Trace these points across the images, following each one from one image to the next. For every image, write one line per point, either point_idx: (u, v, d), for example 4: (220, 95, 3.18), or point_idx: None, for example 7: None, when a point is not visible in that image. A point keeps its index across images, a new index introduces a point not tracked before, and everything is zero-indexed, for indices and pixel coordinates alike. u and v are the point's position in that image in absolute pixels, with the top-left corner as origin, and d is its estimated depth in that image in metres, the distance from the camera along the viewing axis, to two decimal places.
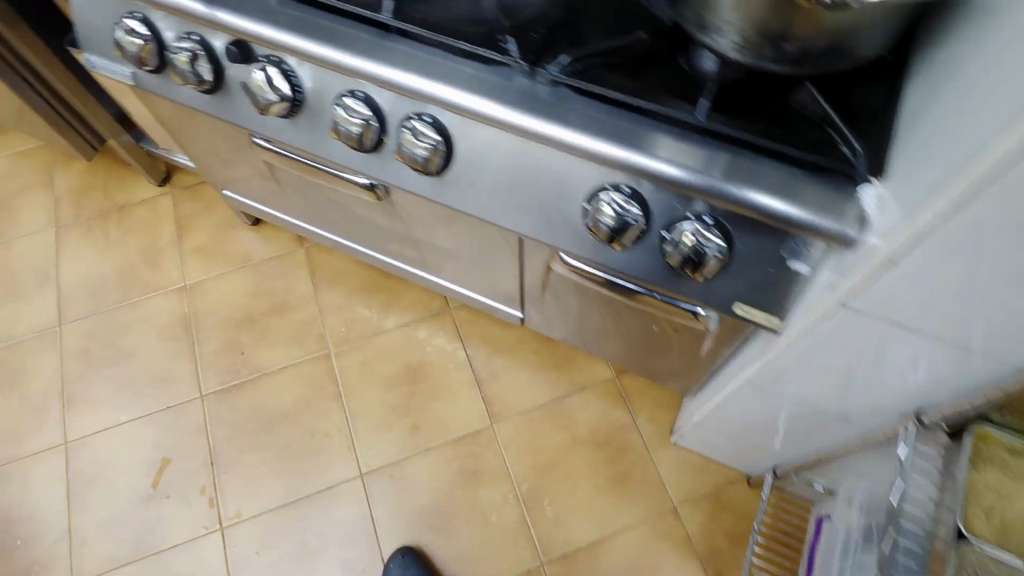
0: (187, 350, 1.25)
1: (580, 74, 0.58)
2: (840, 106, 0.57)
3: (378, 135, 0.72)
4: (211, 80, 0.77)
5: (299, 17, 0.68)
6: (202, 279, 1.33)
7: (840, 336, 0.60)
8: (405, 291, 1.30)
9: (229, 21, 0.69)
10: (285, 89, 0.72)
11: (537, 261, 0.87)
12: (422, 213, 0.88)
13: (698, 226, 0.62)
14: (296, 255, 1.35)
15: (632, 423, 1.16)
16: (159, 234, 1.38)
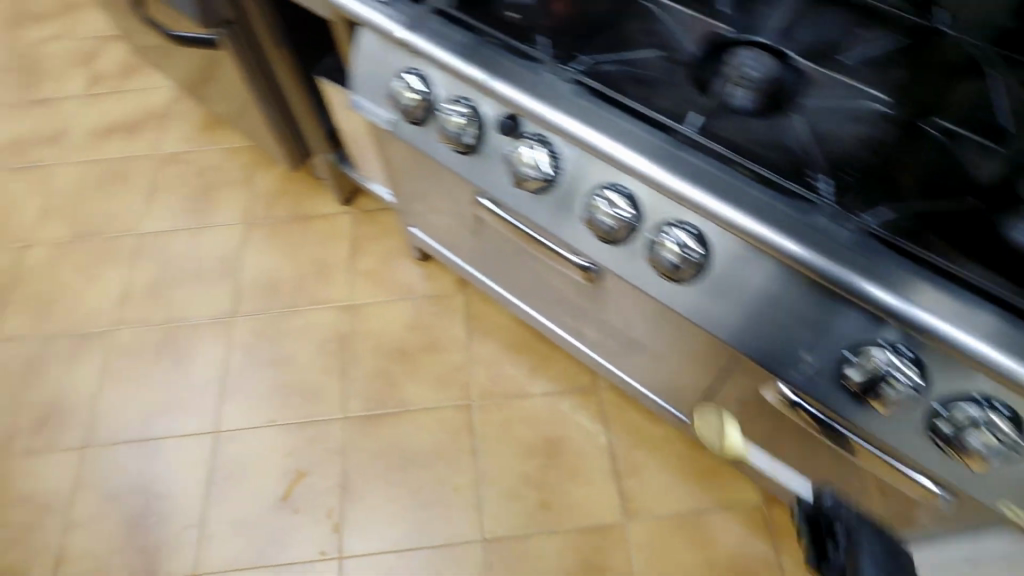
0: (339, 369, 1.29)
1: (901, 234, 0.55)
2: None
3: (630, 232, 0.72)
4: (471, 144, 0.80)
5: (589, 106, 0.66)
6: (364, 302, 1.37)
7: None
8: (556, 359, 1.28)
9: (506, 94, 0.69)
10: (547, 169, 0.74)
11: (742, 382, 0.82)
12: (630, 304, 0.86)
13: (992, 415, 0.56)
14: (456, 298, 1.37)
15: (775, 561, 1.07)
16: (334, 250, 1.45)
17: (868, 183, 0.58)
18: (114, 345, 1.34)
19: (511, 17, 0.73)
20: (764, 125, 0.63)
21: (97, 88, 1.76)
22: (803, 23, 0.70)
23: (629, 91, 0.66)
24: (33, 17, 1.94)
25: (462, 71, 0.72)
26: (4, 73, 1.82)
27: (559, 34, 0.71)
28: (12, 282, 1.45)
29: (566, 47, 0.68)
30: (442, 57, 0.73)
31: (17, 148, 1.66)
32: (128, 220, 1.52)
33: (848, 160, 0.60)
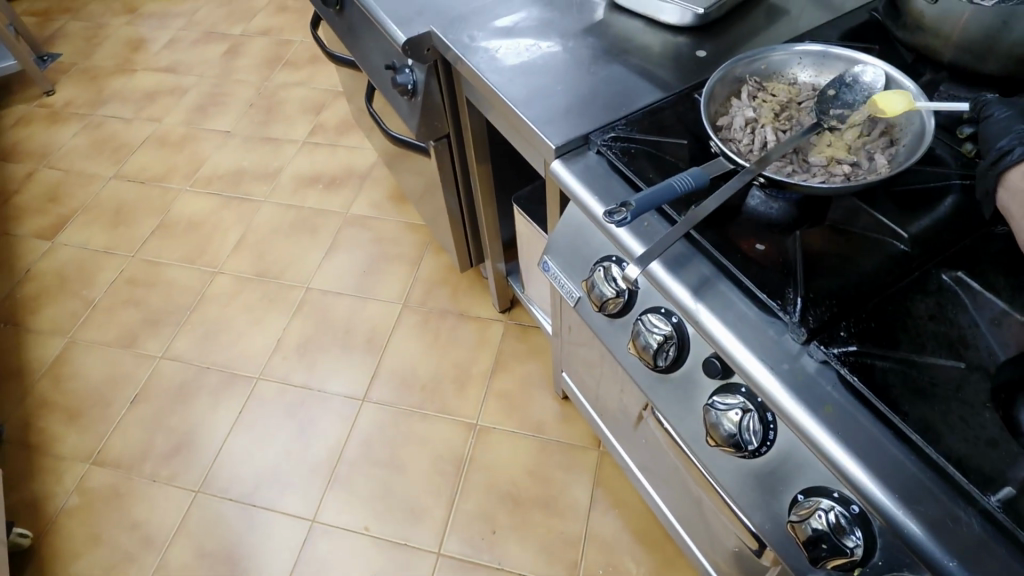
0: (446, 495, 1.21)
1: None
2: None
3: (851, 566, 0.53)
4: (662, 366, 0.66)
5: (844, 406, 0.51)
6: (491, 426, 1.29)
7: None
8: (683, 569, 1.09)
9: (734, 355, 0.56)
10: (754, 440, 0.58)
11: None
12: None
13: None
14: (586, 454, 1.23)
15: None
16: (477, 358, 1.39)
17: None
18: (254, 394, 1.38)
19: (757, 247, 0.60)
20: None
21: (315, 137, 1.90)
22: None
23: (905, 404, 0.49)
24: (285, 62, 2.17)
25: (680, 301, 0.60)
26: (248, 107, 2.03)
27: (818, 293, 0.55)
28: (194, 303, 1.56)
29: (824, 317, 0.54)
30: (661, 278, 0.61)
31: (236, 177, 1.83)
32: (303, 272, 1.59)
33: None
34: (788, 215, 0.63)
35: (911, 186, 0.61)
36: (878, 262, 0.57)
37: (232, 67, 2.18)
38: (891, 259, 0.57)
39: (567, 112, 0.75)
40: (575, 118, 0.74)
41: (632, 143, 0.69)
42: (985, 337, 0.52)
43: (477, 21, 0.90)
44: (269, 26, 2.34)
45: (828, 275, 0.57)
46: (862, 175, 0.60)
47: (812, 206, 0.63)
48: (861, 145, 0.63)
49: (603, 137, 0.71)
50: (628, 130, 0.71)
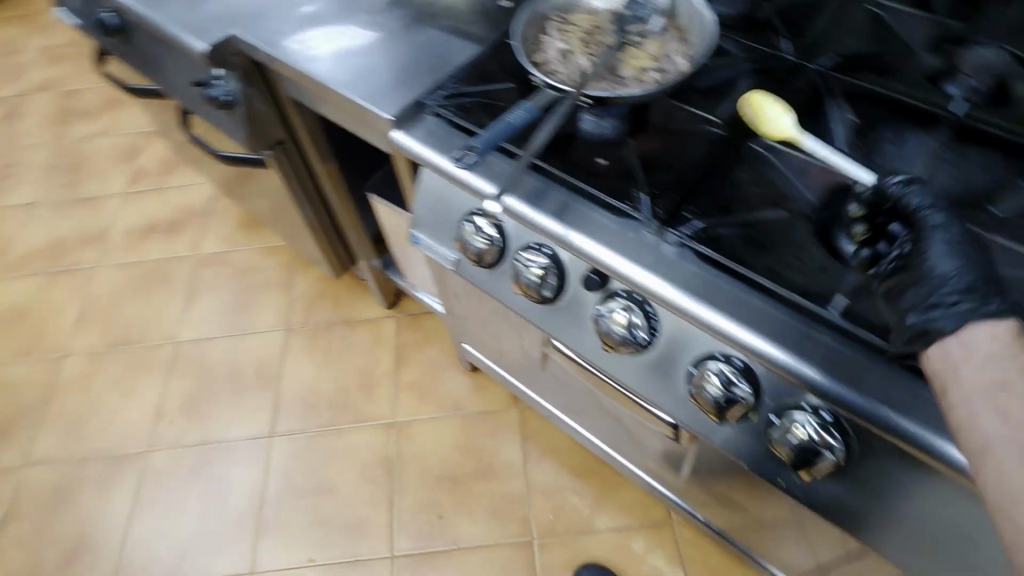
0: (385, 498, 1.19)
1: None
2: None
3: (747, 411, 0.60)
4: (549, 296, 0.70)
5: (699, 273, 0.57)
6: (410, 419, 1.28)
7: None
8: (622, 486, 1.16)
9: (601, 258, 0.60)
10: (643, 333, 0.64)
11: (871, 565, 0.70)
12: (729, 467, 0.75)
13: None
14: (508, 414, 1.27)
15: None
16: (377, 358, 1.37)
17: None
18: (149, 469, 1.26)
19: (600, 163, 0.65)
20: None
21: (137, 185, 1.74)
22: (937, 166, 0.61)
23: (751, 258, 0.57)
24: (78, 114, 1.95)
25: (545, 228, 0.63)
26: (48, 171, 1.81)
27: (660, 188, 0.61)
28: (48, 396, 1.39)
29: (670, 206, 0.59)
30: (522, 212, 0.64)
31: (57, 249, 1.64)
32: (165, 327, 1.46)
33: None
34: (619, 130, 0.67)
35: (712, 79, 0.69)
36: (702, 149, 0.64)
37: (14, 132, 1.93)
38: (711, 143, 0.64)
39: (395, 83, 0.76)
40: (404, 86, 0.75)
41: (464, 97, 0.71)
42: (797, 187, 0.60)
43: (279, 17, 0.87)
44: (46, 79, 2.09)
45: (664, 170, 0.63)
46: (670, 77, 0.67)
47: (636, 115, 0.68)
48: (662, 52, 0.70)
49: (436, 99, 0.72)
50: (457, 86, 0.73)
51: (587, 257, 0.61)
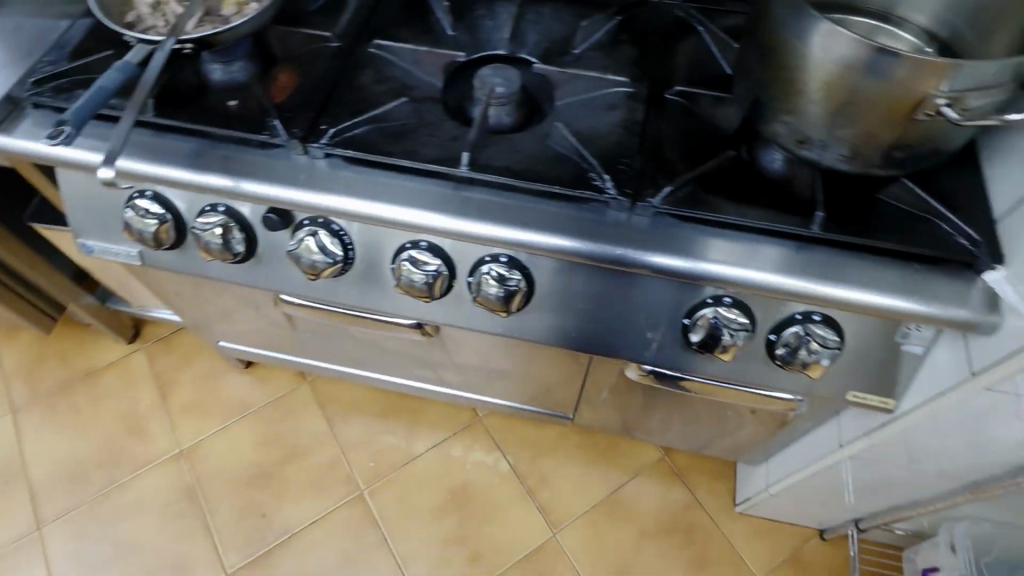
0: (200, 527, 1.12)
1: (686, 202, 0.56)
2: (933, 188, 0.58)
3: (448, 282, 0.67)
4: (242, 252, 0.70)
5: (352, 175, 0.61)
6: (198, 441, 1.20)
7: (993, 414, 0.60)
8: (427, 408, 1.23)
9: (262, 193, 0.61)
10: (337, 252, 0.67)
11: (606, 370, 0.84)
12: (475, 342, 0.84)
13: (811, 326, 0.62)
14: (300, 393, 1.25)
15: (694, 501, 1.14)
16: (138, 398, 1.24)
17: (642, 161, 0.59)
18: None
19: (231, 104, 0.64)
20: (532, 140, 0.62)
21: None
22: (524, 27, 0.72)
23: (389, 146, 0.60)
24: None
25: (203, 185, 0.62)
26: None
27: (291, 111, 0.62)
28: None
29: (306, 124, 0.61)
30: (171, 176, 0.62)
31: None
32: None
33: (621, 148, 0.59)
34: (251, 70, 0.67)
35: (320, 2, 0.72)
36: (325, 62, 0.67)
37: None
38: (332, 58, 0.67)
39: None
40: None
41: (61, 77, 0.64)
42: (420, 77, 0.68)
43: None
44: None
45: (293, 94, 0.64)
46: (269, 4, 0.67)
47: (263, 52, 0.69)
48: None
49: (27, 89, 0.64)
50: (48, 69, 0.65)
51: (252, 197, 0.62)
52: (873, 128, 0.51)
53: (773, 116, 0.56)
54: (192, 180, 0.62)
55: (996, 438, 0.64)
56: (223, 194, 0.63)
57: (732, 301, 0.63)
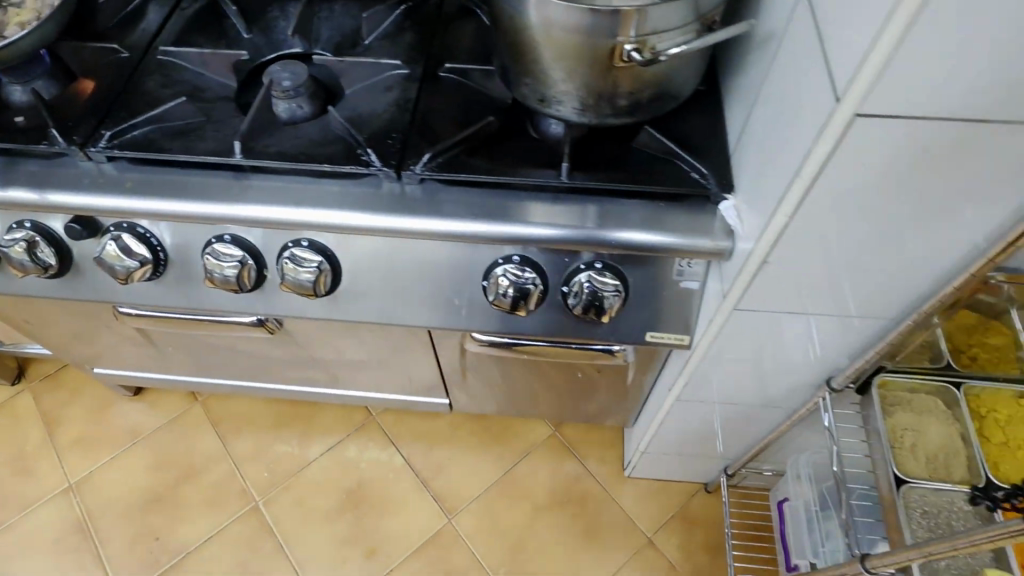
0: (91, 559, 1.10)
1: (444, 167, 0.60)
2: (678, 135, 0.62)
3: (258, 272, 0.70)
4: (54, 265, 0.70)
5: (140, 177, 0.64)
6: (87, 473, 1.18)
7: (761, 335, 0.65)
8: (320, 413, 1.24)
9: (62, 201, 0.63)
10: (144, 253, 0.69)
11: (450, 346, 0.87)
12: (320, 333, 0.86)
13: (592, 274, 0.66)
14: (192, 413, 1.24)
15: (584, 471, 1.17)
16: (24, 438, 1.22)
17: (408, 134, 0.63)
18: None
19: (18, 120, 0.66)
20: (313, 126, 0.66)
21: None
22: (317, 24, 0.75)
23: (167, 143, 0.63)
24: None
25: (8, 199, 0.64)
26: None
27: (72, 120, 0.64)
28: None
29: (87, 131, 0.63)
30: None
31: None
32: None
33: (389, 125, 0.63)
34: (50, 86, 0.69)
35: (115, 19, 0.74)
36: (115, 72, 0.69)
37: None
38: (122, 70, 0.69)
39: None
40: None
41: None
42: (213, 79, 0.71)
43: None
44: None
45: (81, 104, 0.67)
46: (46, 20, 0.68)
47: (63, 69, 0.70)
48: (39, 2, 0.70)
49: None
50: None
51: (59, 207, 0.64)
52: (590, 80, 0.55)
53: (516, 79, 0.60)
54: None
55: (780, 358, 0.69)
56: (25, 208, 0.65)
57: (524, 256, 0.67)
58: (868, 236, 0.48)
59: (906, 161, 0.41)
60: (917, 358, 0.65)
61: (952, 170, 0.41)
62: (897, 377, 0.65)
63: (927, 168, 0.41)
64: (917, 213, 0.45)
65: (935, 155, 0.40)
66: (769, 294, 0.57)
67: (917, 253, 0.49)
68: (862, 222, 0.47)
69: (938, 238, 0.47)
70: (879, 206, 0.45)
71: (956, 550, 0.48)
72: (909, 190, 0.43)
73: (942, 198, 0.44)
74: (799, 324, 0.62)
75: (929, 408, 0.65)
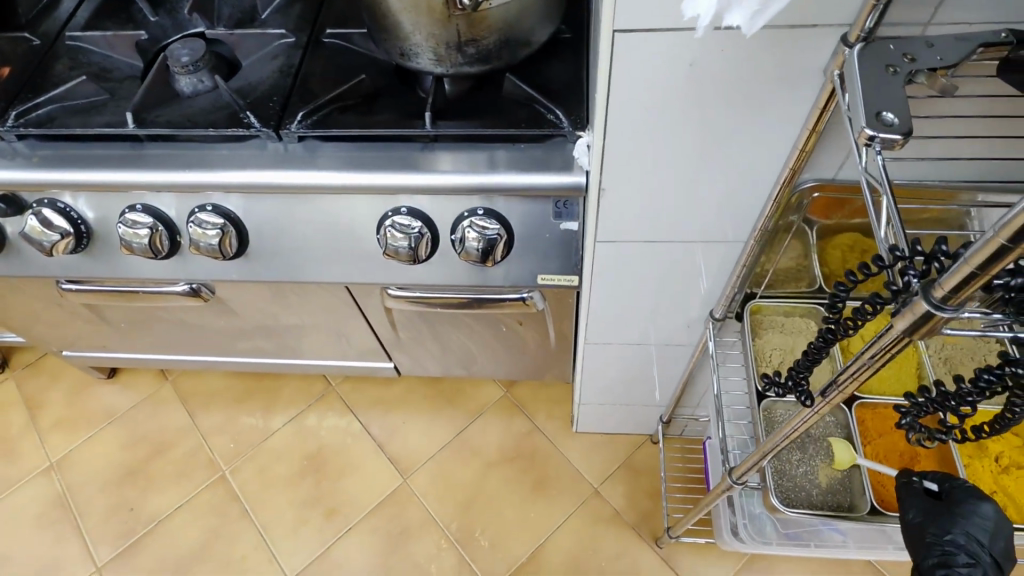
0: (71, 530, 1.17)
1: (318, 124, 0.65)
2: (541, 82, 0.66)
3: (170, 237, 0.75)
4: None
5: (48, 153, 0.69)
6: (67, 451, 1.25)
7: (630, 270, 0.68)
8: (283, 386, 1.29)
9: None
10: (64, 226, 0.74)
11: (374, 305, 0.91)
12: (251, 299, 0.91)
13: (474, 220, 0.69)
14: (163, 392, 1.31)
15: (534, 428, 1.21)
16: (9, 422, 1.29)
17: (289, 97, 0.67)
18: None
19: None
20: (205, 96, 0.70)
21: None
22: None
23: (69, 119, 0.68)
24: None
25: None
26: None
27: None
28: None
29: None
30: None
31: None
32: None
33: (271, 89, 0.68)
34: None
35: (30, 10, 0.79)
36: (28, 58, 0.75)
37: None
38: (34, 56, 0.75)
39: None
40: None
41: None
42: (119, 59, 0.76)
43: None
44: None
45: None
46: None
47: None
48: None
49: None
50: None
51: None
52: (435, 29, 0.59)
53: (379, 37, 0.64)
54: None
55: (662, 291, 0.72)
56: None
57: (414, 211, 0.71)
58: (678, 157, 0.52)
59: (682, 71, 0.44)
60: (788, 283, 0.68)
61: (726, 78, 0.45)
62: (771, 302, 0.69)
63: (704, 76, 0.45)
64: (713, 130, 0.49)
65: (704, 63, 0.44)
66: (621, 223, 0.60)
67: (731, 168, 0.53)
68: (669, 138, 0.50)
69: (742, 151, 0.51)
70: (677, 123, 0.49)
71: (777, 447, 0.51)
72: (695, 106, 0.47)
73: (729, 108, 0.47)
74: (663, 253, 0.65)
75: (801, 330, 0.68)
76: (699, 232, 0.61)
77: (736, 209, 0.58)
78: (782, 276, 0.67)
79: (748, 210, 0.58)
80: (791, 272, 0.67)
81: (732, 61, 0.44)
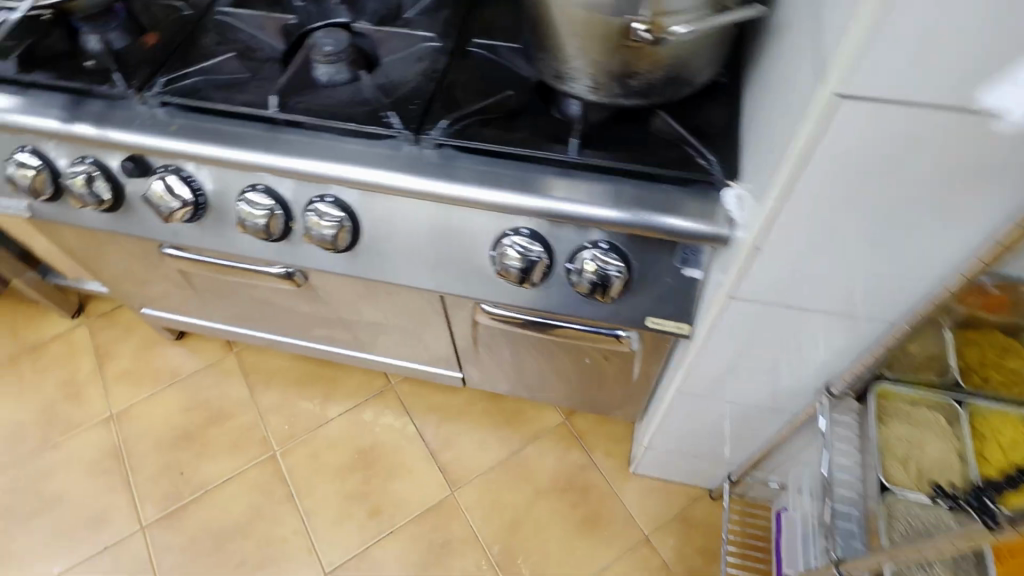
0: (122, 483, 1.18)
1: (458, 133, 0.63)
2: (692, 125, 0.64)
3: (285, 222, 0.75)
4: (109, 200, 0.78)
5: (187, 123, 0.69)
6: (129, 405, 1.27)
7: (752, 330, 0.65)
8: (344, 376, 1.29)
9: (123, 140, 0.69)
10: (186, 195, 0.74)
11: (463, 317, 0.90)
12: (344, 293, 0.91)
13: (596, 253, 0.67)
14: (227, 362, 1.32)
15: (589, 462, 1.18)
16: (78, 367, 1.33)
17: (432, 101, 0.66)
18: None
19: (88, 63, 0.73)
20: (344, 87, 0.70)
21: None
22: None
23: (213, 94, 0.69)
24: None
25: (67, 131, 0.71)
26: None
27: (136, 67, 0.71)
28: None
29: (144, 77, 0.70)
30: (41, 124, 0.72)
31: None
32: None
33: (413, 92, 0.67)
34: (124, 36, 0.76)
35: None
36: (178, 28, 0.76)
37: None
38: (183, 26, 0.76)
39: None
40: None
41: None
42: (261, 38, 0.76)
43: None
44: None
45: (147, 52, 0.73)
46: None
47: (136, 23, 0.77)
48: None
49: None
50: None
51: (117, 143, 0.70)
52: (601, 57, 0.57)
53: (536, 55, 0.63)
54: (62, 129, 0.71)
55: (777, 355, 0.69)
56: (92, 143, 0.71)
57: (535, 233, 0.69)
58: (853, 229, 0.48)
59: (893, 144, 0.41)
60: (920, 370, 0.63)
61: (941, 159, 0.42)
62: (897, 387, 0.64)
63: (915, 152, 0.42)
64: (902, 208, 0.46)
65: (922, 140, 0.41)
66: (763, 284, 0.57)
67: (908, 248, 0.49)
68: (852, 208, 0.47)
69: (925, 232, 0.48)
70: (864, 195, 0.45)
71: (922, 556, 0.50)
72: (893, 179, 0.44)
73: (931, 188, 0.44)
74: (795, 319, 0.61)
75: (930, 424, 0.62)
76: (845, 304, 0.57)
77: (897, 288, 0.54)
78: (918, 364, 0.62)
79: (908, 292, 0.54)
80: (928, 361, 0.62)
81: (956, 141, 0.40)
